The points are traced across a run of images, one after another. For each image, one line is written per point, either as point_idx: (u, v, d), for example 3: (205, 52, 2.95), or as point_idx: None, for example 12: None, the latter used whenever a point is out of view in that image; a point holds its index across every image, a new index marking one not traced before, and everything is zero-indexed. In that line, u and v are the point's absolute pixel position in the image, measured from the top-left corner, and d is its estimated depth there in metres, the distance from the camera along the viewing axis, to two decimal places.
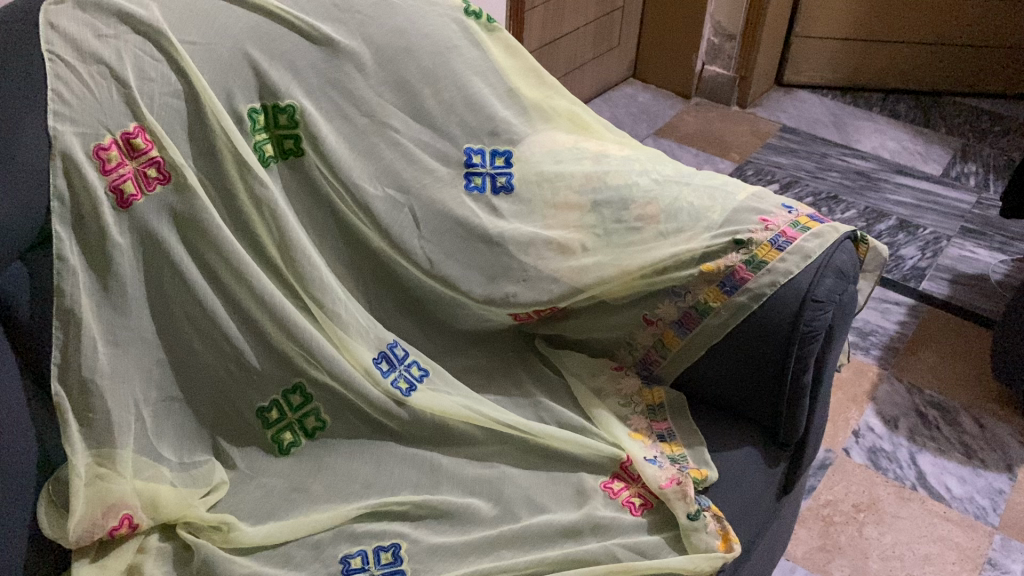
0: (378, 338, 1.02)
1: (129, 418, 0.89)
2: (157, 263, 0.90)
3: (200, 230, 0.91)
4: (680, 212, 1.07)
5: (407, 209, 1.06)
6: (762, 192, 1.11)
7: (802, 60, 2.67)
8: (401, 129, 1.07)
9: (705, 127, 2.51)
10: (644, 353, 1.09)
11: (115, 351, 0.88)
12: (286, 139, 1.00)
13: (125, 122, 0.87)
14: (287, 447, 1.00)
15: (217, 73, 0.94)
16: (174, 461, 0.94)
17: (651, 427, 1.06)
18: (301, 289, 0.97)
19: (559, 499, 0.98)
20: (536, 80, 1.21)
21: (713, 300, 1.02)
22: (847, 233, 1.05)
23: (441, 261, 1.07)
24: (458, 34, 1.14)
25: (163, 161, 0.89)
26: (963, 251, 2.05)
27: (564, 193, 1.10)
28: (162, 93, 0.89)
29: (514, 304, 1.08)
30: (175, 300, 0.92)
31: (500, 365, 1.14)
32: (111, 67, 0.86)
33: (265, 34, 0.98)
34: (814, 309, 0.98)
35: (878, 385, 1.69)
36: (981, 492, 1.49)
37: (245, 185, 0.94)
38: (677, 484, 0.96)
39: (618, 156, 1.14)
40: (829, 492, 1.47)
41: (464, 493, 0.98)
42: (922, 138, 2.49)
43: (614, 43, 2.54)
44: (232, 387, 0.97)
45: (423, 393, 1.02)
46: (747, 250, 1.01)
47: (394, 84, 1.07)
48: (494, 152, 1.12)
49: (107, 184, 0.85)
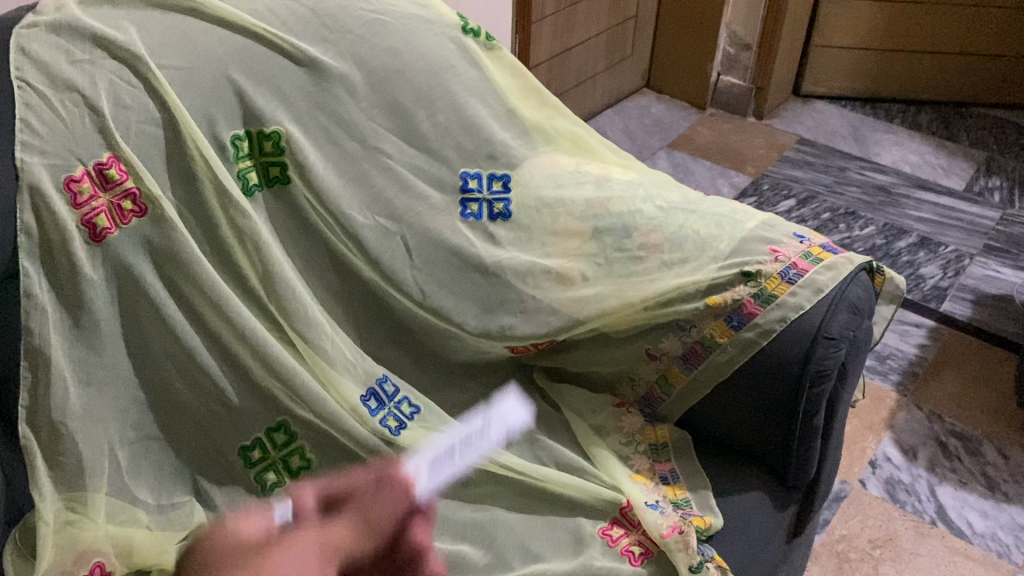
0: (366, 372, 0.99)
1: (102, 461, 0.85)
2: (133, 299, 0.86)
3: (180, 264, 0.87)
4: (685, 241, 1.02)
5: (399, 238, 1.02)
6: (773, 219, 1.05)
7: (820, 70, 2.61)
8: (393, 154, 1.03)
9: (720, 139, 2.45)
10: (647, 390, 1.04)
11: (88, 392, 0.84)
12: (271, 166, 0.96)
13: (97, 152, 0.83)
14: (271, 487, 0.94)
15: (200, 98, 0.90)
16: (151, 502, 0.90)
17: (653, 469, 1.01)
18: (285, 324, 0.93)
19: (555, 547, 0.93)
20: (536, 100, 1.17)
21: (720, 335, 0.97)
22: (862, 264, 0.99)
23: (434, 291, 1.03)
24: (455, 54, 1.10)
25: (139, 193, 0.85)
26: (986, 270, 1.98)
27: (565, 219, 1.06)
28: (139, 121, 0.86)
29: (510, 336, 1.04)
30: (153, 336, 0.88)
31: (496, 400, 1.10)
32: (84, 95, 0.83)
33: (251, 57, 0.94)
34: (826, 346, 0.92)
35: (897, 412, 1.62)
36: (1005, 527, 1.42)
37: (227, 216, 0.90)
38: (679, 533, 0.90)
39: (621, 181, 1.09)
40: (843, 527, 1.41)
41: (454, 539, 0.94)
42: (944, 150, 2.42)
43: (627, 53, 2.49)
44: (216, 427, 0.93)
45: (413, 432, 0.97)
46: (756, 283, 0.96)
47: (387, 107, 1.03)
48: (491, 176, 1.08)
49: (77, 218, 0.82)
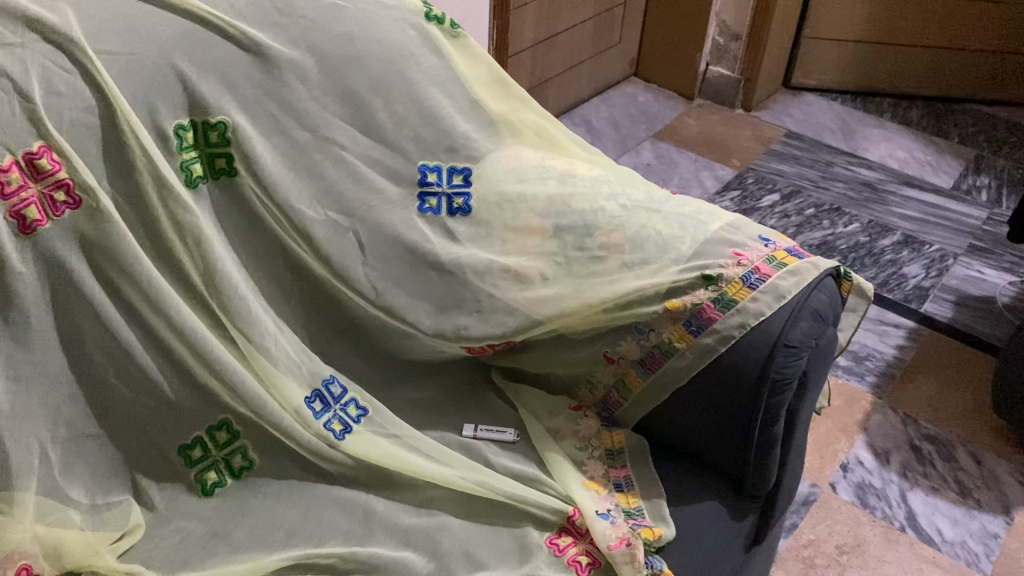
0: (312, 374, 0.98)
1: (31, 460, 0.82)
2: (65, 294, 0.83)
3: (114, 258, 0.84)
4: (646, 241, 0.98)
5: (350, 233, 0.99)
6: (739, 221, 1.02)
7: (811, 62, 2.57)
8: (347, 146, 1.00)
9: (706, 131, 2.41)
10: (605, 394, 1.02)
11: (15, 388, 0.82)
12: (217, 158, 0.93)
13: (28, 141, 0.80)
14: (210, 487, 0.94)
15: (139, 85, 0.87)
16: (85, 502, 0.88)
17: (608, 475, 0.99)
18: (225, 319, 0.91)
19: (501, 555, 0.91)
20: (502, 91, 1.13)
21: (678, 340, 0.94)
22: (828, 270, 0.96)
23: (387, 290, 1.00)
24: (416, 41, 1.06)
25: (73, 184, 0.82)
26: (970, 270, 1.95)
27: (526, 216, 1.02)
28: (73, 109, 0.82)
29: (465, 336, 1.01)
30: (88, 333, 0.85)
31: (451, 400, 1.08)
32: (13, 80, 0.79)
33: (197, 42, 0.90)
34: (786, 355, 0.90)
35: (871, 414, 1.60)
36: (974, 535, 1.40)
37: (166, 209, 0.87)
38: (626, 545, 0.88)
39: (585, 177, 1.06)
40: (811, 531, 1.39)
41: (398, 545, 0.91)
42: (933, 146, 2.39)
43: (615, 40, 2.44)
44: (154, 424, 0.91)
45: (359, 435, 0.97)
46: (717, 287, 0.93)
47: (341, 96, 0.99)
48: (451, 169, 1.05)
49: (6, 209, 0.78)
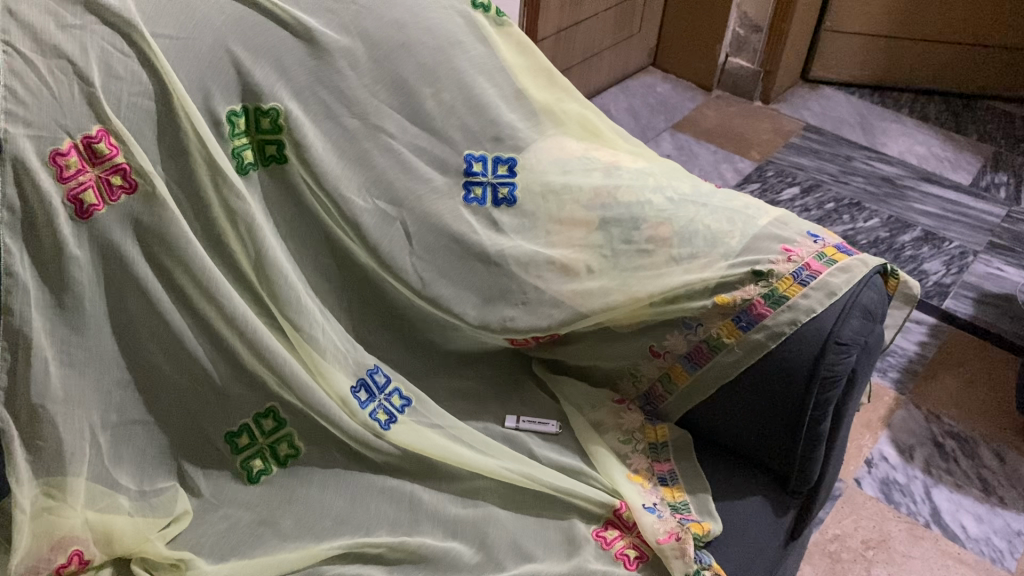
0: (357, 363, 0.97)
1: (83, 445, 0.82)
2: (119, 280, 0.82)
3: (167, 244, 0.83)
4: (694, 235, 0.98)
5: (398, 223, 0.98)
6: (787, 217, 1.01)
7: (831, 55, 2.56)
8: (396, 134, 0.99)
9: (725, 123, 2.40)
10: (649, 387, 1.02)
11: (69, 374, 0.81)
12: (267, 145, 0.92)
13: (86, 124, 0.79)
14: (257, 475, 0.94)
15: (195, 70, 0.86)
16: (133, 489, 0.87)
17: (652, 469, 0.99)
18: (275, 308, 0.91)
19: (548, 547, 0.91)
20: (546, 81, 1.13)
21: (727, 335, 0.93)
22: (877, 267, 0.96)
23: (433, 280, 0.99)
24: (463, 29, 1.06)
25: (129, 168, 0.81)
26: (990, 268, 1.95)
27: (571, 207, 1.02)
28: (130, 93, 0.81)
29: (511, 328, 1.01)
30: (140, 319, 0.84)
31: (492, 391, 1.08)
32: (73, 62, 0.78)
33: (251, 27, 0.89)
34: (837, 352, 0.89)
35: (894, 410, 1.60)
36: (998, 533, 1.41)
37: (219, 195, 0.86)
38: (676, 539, 0.88)
39: (631, 169, 1.06)
40: (837, 526, 1.39)
41: (445, 535, 0.91)
42: (951, 143, 2.39)
43: (635, 29, 2.43)
44: (202, 411, 0.91)
45: (404, 425, 0.96)
46: (767, 283, 0.92)
47: (391, 83, 0.99)
48: (497, 159, 1.04)
49: (64, 193, 0.78)
